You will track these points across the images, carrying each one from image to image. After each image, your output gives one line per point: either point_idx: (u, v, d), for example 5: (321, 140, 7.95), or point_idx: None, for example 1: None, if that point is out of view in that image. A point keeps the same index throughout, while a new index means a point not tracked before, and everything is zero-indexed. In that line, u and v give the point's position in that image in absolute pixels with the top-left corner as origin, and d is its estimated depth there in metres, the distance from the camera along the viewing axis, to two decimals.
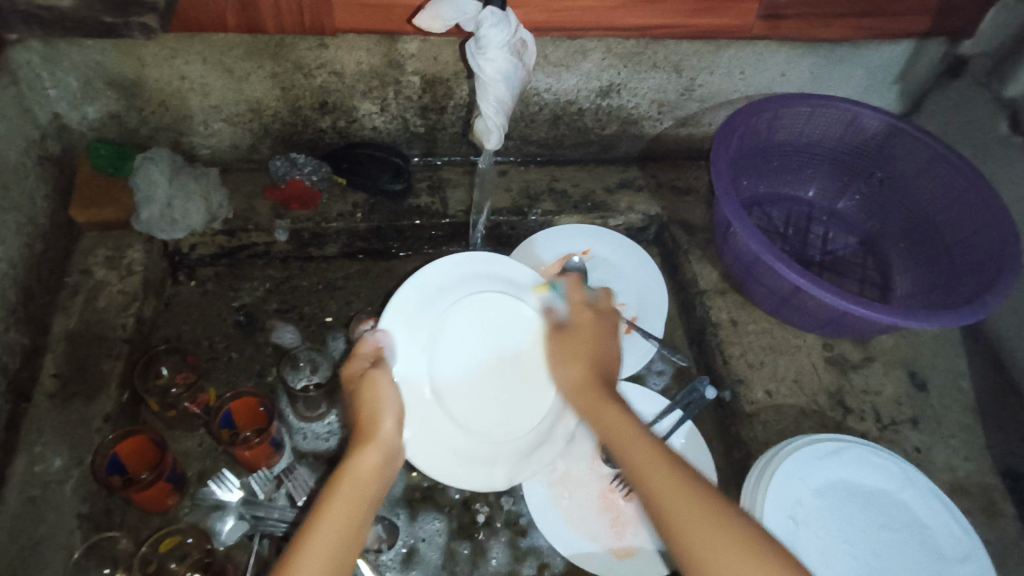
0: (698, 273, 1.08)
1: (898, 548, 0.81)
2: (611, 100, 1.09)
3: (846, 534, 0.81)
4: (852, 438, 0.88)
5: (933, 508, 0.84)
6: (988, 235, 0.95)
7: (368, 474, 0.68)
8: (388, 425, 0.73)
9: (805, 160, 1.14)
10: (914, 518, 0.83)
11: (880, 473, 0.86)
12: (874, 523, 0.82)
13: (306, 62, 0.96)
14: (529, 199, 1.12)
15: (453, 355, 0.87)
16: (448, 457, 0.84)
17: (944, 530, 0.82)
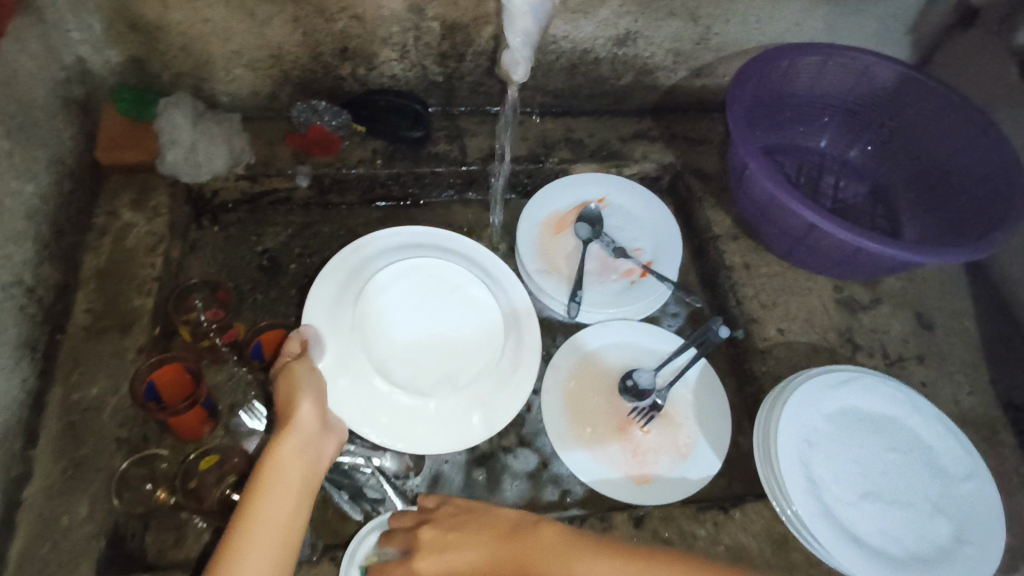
0: (712, 219, 1.07)
1: (907, 468, 0.78)
2: (627, 48, 1.08)
3: (856, 456, 0.79)
4: (861, 368, 0.85)
5: (944, 430, 0.81)
6: (995, 178, 0.96)
7: (295, 471, 0.66)
8: (306, 407, 0.71)
9: (817, 110, 1.13)
10: (926, 440, 0.80)
11: (891, 400, 0.83)
12: (887, 446, 0.80)
13: (328, 7, 0.95)
14: (545, 148, 1.12)
15: (388, 338, 0.87)
16: (424, 426, 0.81)
17: (956, 451, 0.80)
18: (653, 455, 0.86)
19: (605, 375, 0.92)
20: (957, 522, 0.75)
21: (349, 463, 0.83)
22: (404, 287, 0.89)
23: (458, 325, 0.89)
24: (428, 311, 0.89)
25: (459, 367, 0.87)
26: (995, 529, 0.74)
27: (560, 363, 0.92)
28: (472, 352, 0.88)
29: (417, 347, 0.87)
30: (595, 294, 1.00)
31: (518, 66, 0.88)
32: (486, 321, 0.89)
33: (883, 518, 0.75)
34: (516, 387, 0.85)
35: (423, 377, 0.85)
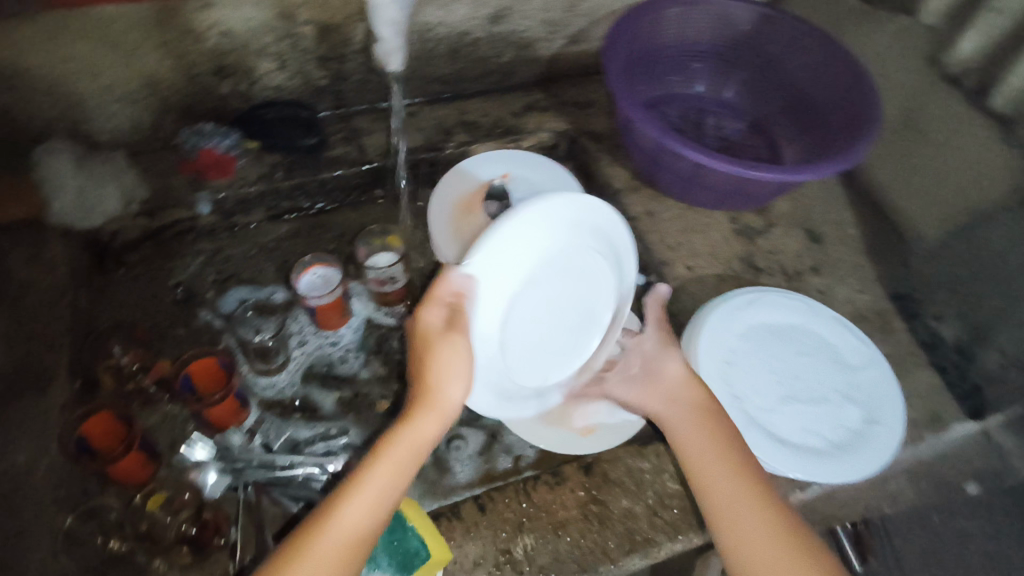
0: (611, 176, 1.12)
1: (816, 369, 0.86)
2: (502, 25, 1.11)
3: (771, 366, 0.86)
4: (764, 287, 0.92)
5: (846, 330, 0.89)
6: (850, 94, 1.05)
7: (418, 440, 0.66)
8: (454, 392, 0.69)
9: (689, 58, 1.20)
10: (834, 342, 0.88)
11: (793, 311, 0.91)
12: (797, 351, 0.87)
13: (195, 26, 0.93)
14: (442, 134, 1.14)
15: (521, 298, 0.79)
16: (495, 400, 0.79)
17: (858, 347, 0.88)
18: (593, 405, 0.86)
19: None
20: (866, 409, 0.83)
21: (303, 475, 0.82)
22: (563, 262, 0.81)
23: (579, 317, 0.84)
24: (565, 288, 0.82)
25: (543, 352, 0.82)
26: (895, 411, 0.83)
27: None
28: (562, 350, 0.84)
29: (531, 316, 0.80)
30: None
31: (392, 56, 0.90)
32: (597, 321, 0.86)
33: (802, 416, 0.82)
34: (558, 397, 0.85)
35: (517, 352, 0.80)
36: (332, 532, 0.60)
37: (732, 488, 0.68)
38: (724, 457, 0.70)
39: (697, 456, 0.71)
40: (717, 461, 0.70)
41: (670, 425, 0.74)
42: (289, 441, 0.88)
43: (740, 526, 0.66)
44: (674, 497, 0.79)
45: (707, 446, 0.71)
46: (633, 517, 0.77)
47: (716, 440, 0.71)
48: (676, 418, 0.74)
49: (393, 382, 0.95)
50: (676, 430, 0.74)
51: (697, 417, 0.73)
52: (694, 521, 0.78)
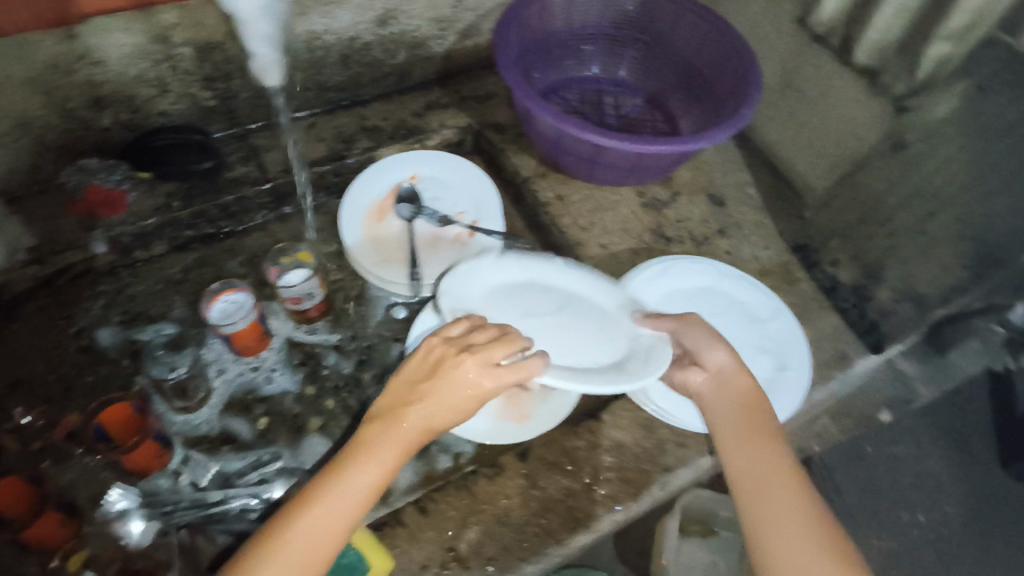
0: (518, 165, 1.13)
1: (727, 326, 0.90)
2: (391, 27, 1.09)
3: None
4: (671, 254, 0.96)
5: (752, 286, 0.94)
6: (732, 63, 1.10)
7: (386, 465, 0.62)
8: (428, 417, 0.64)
9: (581, 42, 1.22)
10: (742, 299, 0.93)
11: (701, 275, 0.95)
12: (708, 312, 0.91)
13: (62, 59, 0.88)
14: (344, 143, 1.13)
15: (600, 348, 0.76)
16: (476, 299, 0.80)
17: (764, 302, 0.93)
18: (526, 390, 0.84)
19: None
20: (777, 357, 0.88)
21: (237, 506, 0.80)
22: (631, 310, 0.79)
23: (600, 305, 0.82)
24: (585, 305, 0.81)
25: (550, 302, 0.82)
26: (802, 356, 0.88)
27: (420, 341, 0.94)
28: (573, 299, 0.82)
29: (558, 328, 0.79)
30: (433, 267, 1.03)
31: (270, 73, 0.91)
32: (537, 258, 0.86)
33: None
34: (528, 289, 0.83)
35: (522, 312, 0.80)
36: (290, 545, 0.58)
37: (769, 495, 0.65)
38: (762, 461, 0.67)
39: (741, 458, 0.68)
40: (760, 467, 0.67)
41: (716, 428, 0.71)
42: (218, 476, 0.85)
43: (785, 537, 0.62)
44: (610, 470, 0.81)
45: (747, 448, 0.68)
46: (574, 495, 0.79)
47: (759, 443, 0.68)
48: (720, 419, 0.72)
49: (322, 399, 0.93)
50: (721, 431, 0.71)
51: (738, 421, 0.71)
52: (631, 489, 0.80)
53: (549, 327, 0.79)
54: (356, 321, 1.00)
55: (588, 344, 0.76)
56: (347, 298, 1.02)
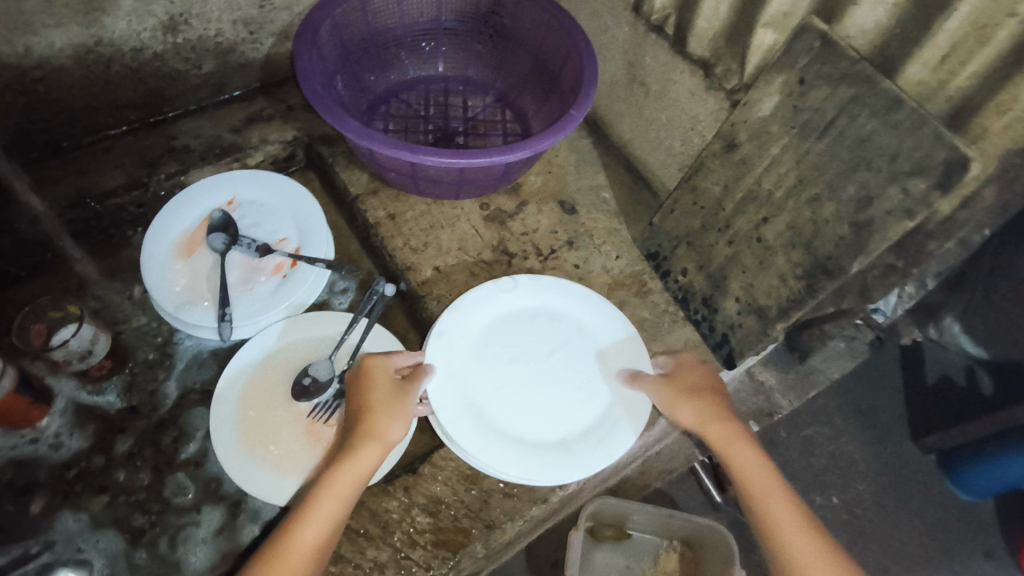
0: (348, 182, 1.02)
1: (593, 379, 0.79)
2: (184, 33, 0.96)
3: (553, 388, 0.78)
4: (536, 296, 0.84)
5: (601, 310, 0.83)
6: (571, 57, 1.00)
7: (338, 510, 0.65)
8: (395, 431, 0.68)
9: (420, 39, 1.12)
10: (593, 329, 0.83)
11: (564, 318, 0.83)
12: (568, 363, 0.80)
13: None
14: (147, 167, 0.98)
15: (569, 418, 0.76)
16: (452, 338, 0.78)
17: (612, 324, 0.82)
18: None
19: (279, 377, 0.87)
20: (627, 404, 0.76)
21: None
22: (613, 379, 0.79)
23: (568, 360, 0.80)
24: (572, 361, 0.80)
25: (526, 347, 0.80)
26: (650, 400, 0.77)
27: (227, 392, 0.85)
28: (546, 349, 0.80)
29: (536, 381, 0.78)
30: (246, 305, 0.92)
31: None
32: (542, 296, 0.84)
33: (586, 433, 0.75)
34: (603, 314, 0.83)
35: (493, 354, 0.79)
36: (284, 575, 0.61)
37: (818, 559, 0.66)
38: (803, 525, 0.68)
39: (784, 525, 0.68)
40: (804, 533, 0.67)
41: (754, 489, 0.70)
42: None
43: None
44: (424, 533, 0.73)
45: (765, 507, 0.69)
46: (378, 568, 0.71)
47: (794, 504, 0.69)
48: (758, 480, 0.70)
49: (111, 471, 0.82)
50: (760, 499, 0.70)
51: (771, 482, 0.70)
52: (446, 554, 0.72)
53: (524, 379, 0.78)
54: (158, 374, 0.89)
55: (557, 411, 0.76)
56: (150, 348, 0.91)
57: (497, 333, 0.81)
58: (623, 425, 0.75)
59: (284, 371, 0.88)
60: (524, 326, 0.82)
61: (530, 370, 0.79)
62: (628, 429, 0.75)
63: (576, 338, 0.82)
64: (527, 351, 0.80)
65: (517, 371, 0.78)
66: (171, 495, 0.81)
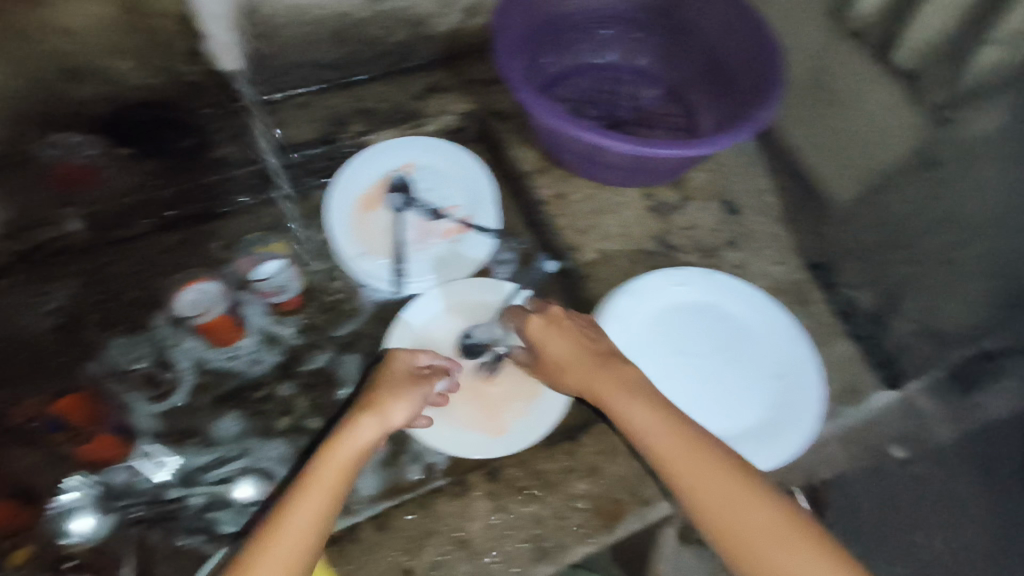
0: (518, 158, 1.06)
1: (756, 381, 0.79)
2: (388, 3, 1.01)
3: (715, 382, 0.80)
4: (705, 294, 0.84)
5: (771, 315, 0.83)
6: (757, 58, 0.99)
7: (338, 480, 0.67)
8: (398, 409, 0.72)
9: (598, 25, 1.13)
10: (761, 331, 0.82)
11: (734, 317, 0.83)
12: (733, 362, 0.81)
13: (25, 28, 0.80)
14: (336, 124, 1.06)
15: (731, 414, 0.77)
16: (622, 324, 0.81)
17: (784, 330, 0.82)
18: (504, 406, 0.86)
19: (447, 336, 0.92)
20: (788, 412, 0.77)
21: (204, 502, 0.81)
22: (777, 385, 0.79)
23: (732, 359, 0.81)
24: (738, 361, 0.81)
25: (692, 341, 0.82)
26: (814, 412, 0.77)
27: (400, 339, 0.91)
28: (711, 346, 0.82)
29: (701, 374, 0.80)
30: (418, 264, 0.98)
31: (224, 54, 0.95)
32: (713, 294, 0.84)
33: (747, 431, 0.76)
34: (775, 316, 0.83)
35: (660, 344, 0.81)
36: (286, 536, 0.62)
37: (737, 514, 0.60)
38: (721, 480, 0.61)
39: (701, 488, 0.61)
40: (729, 490, 0.61)
41: (665, 464, 0.63)
42: (182, 473, 0.83)
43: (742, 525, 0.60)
44: (583, 499, 0.79)
45: (657, 442, 0.64)
46: (540, 522, 0.77)
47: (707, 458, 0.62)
48: (660, 438, 0.64)
49: (293, 397, 0.90)
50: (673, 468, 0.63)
51: (672, 431, 0.64)
52: (601, 522, 0.77)
53: (686, 372, 0.80)
54: (335, 315, 0.96)
55: (719, 406, 0.78)
56: (330, 292, 0.98)
57: (664, 325, 0.82)
58: (786, 429, 0.76)
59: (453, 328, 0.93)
60: (693, 321, 0.83)
61: (694, 363, 0.81)
62: (791, 432, 0.76)
63: (742, 339, 0.82)
64: (692, 345, 0.82)
65: (680, 364, 0.80)
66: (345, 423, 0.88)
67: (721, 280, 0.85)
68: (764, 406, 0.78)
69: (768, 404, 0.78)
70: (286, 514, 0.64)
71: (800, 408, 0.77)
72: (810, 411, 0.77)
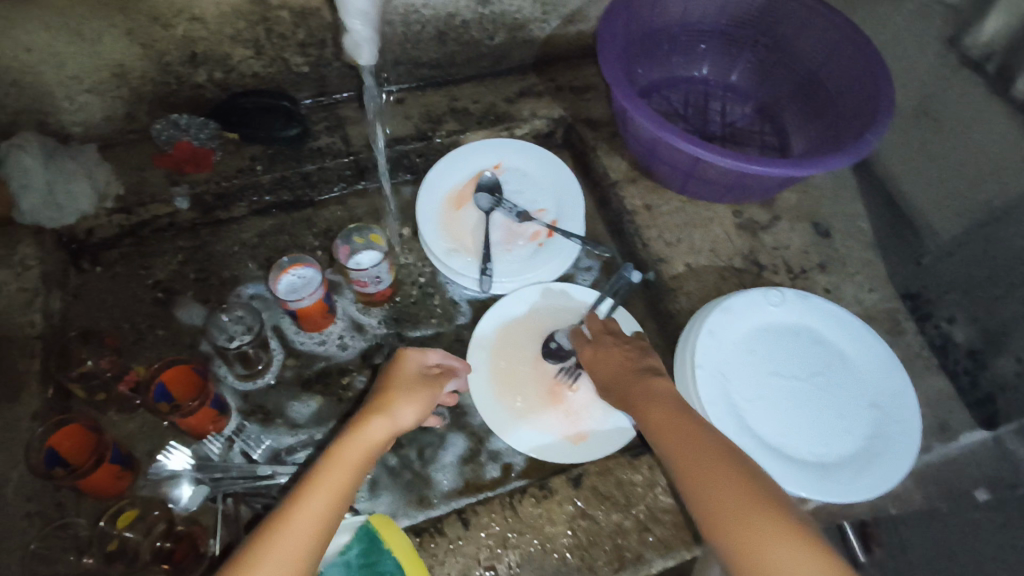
0: (608, 166, 1.06)
1: (850, 409, 0.78)
2: (493, 6, 1.03)
3: (808, 407, 0.78)
4: (798, 318, 0.84)
5: (865, 344, 0.82)
6: (861, 79, 0.98)
7: (351, 475, 0.68)
8: (409, 411, 0.74)
9: (694, 38, 1.13)
10: (854, 359, 0.82)
11: (826, 343, 0.83)
12: (827, 388, 0.80)
13: (161, 12, 0.86)
14: (431, 122, 1.08)
15: (826, 440, 0.76)
16: (716, 340, 0.81)
17: (879, 360, 0.81)
18: (585, 411, 0.87)
19: (532, 339, 0.93)
20: (886, 443, 0.75)
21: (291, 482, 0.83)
22: (873, 417, 0.78)
23: (826, 385, 0.80)
24: (832, 387, 0.80)
25: (785, 363, 0.81)
26: (912, 447, 0.75)
27: (486, 337, 0.92)
28: (804, 370, 0.81)
29: (795, 397, 0.79)
30: (504, 264, 0.98)
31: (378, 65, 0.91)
32: (806, 318, 0.84)
33: (843, 459, 0.75)
34: (868, 346, 0.82)
35: (754, 363, 0.80)
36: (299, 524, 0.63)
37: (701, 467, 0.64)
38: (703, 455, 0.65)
39: (680, 452, 0.66)
40: (699, 449, 0.66)
41: (653, 427, 0.70)
42: (270, 451, 0.86)
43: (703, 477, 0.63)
44: (666, 512, 0.79)
45: (649, 409, 0.72)
46: (621, 533, 0.77)
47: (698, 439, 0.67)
48: (652, 406, 0.72)
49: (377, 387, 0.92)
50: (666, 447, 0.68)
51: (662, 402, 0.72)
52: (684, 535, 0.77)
53: (781, 394, 0.79)
54: (420, 309, 0.98)
55: (814, 431, 0.77)
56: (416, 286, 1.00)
57: (758, 345, 0.82)
58: (884, 460, 0.74)
59: (536, 331, 0.94)
60: (786, 343, 0.82)
61: (787, 385, 0.80)
62: (889, 463, 0.74)
63: (839, 366, 0.81)
64: (785, 368, 0.81)
65: (776, 385, 0.79)
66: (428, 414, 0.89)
67: (815, 305, 0.84)
68: (859, 435, 0.76)
69: (863, 432, 0.77)
70: (297, 508, 0.64)
71: (896, 438, 0.76)
72: (907, 443, 0.75)
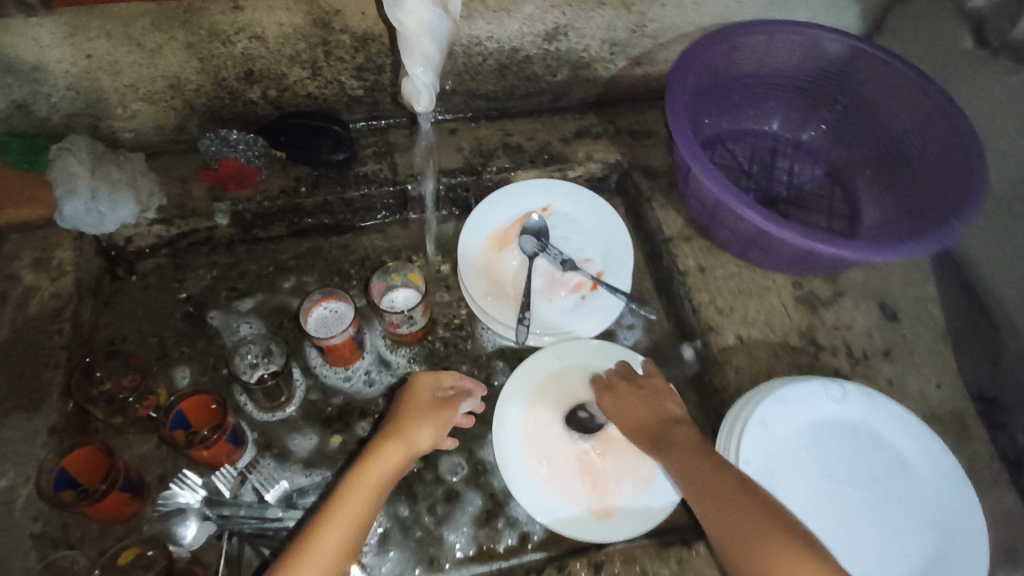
0: (662, 220, 1.01)
1: (909, 525, 0.71)
2: (558, 43, 0.99)
3: (862, 518, 0.71)
4: (860, 415, 0.77)
5: (933, 453, 0.74)
6: (950, 156, 0.90)
7: (366, 503, 0.67)
8: (423, 436, 0.73)
9: (768, 91, 1.07)
10: (919, 469, 0.74)
11: (888, 448, 0.75)
12: (886, 499, 0.72)
13: (222, 28, 0.85)
14: (482, 157, 1.04)
15: (879, 559, 0.69)
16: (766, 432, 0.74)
17: (946, 473, 0.73)
18: (613, 484, 0.82)
19: (564, 398, 0.88)
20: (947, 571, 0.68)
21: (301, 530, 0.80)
22: (935, 538, 0.70)
23: (884, 496, 0.73)
24: (890, 499, 0.72)
25: (840, 465, 0.74)
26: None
27: (516, 394, 0.87)
28: (859, 475, 0.74)
29: (847, 505, 0.72)
30: (543, 315, 0.94)
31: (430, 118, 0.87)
32: (869, 417, 0.76)
33: None
34: (936, 455, 0.74)
35: (804, 462, 0.74)
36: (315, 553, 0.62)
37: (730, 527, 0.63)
38: (766, 542, 0.61)
39: (711, 512, 0.65)
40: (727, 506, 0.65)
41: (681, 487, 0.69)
42: (284, 493, 0.82)
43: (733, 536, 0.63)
44: None
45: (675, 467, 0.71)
46: None
47: (767, 535, 0.61)
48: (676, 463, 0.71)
49: None
50: (733, 547, 0.62)
51: (687, 458, 0.71)
52: None
53: (831, 500, 0.72)
54: (451, 353, 0.94)
55: (866, 546, 0.70)
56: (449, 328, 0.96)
57: (811, 442, 0.75)
58: None
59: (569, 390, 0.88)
60: (842, 442, 0.75)
61: (840, 491, 0.73)
62: None
63: (900, 475, 0.74)
64: (838, 470, 0.74)
65: (827, 490, 0.73)
66: (448, 469, 0.85)
67: (879, 403, 0.77)
68: (917, 557, 0.69)
69: (922, 555, 0.69)
70: (315, 536, 0.64)
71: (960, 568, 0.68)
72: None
